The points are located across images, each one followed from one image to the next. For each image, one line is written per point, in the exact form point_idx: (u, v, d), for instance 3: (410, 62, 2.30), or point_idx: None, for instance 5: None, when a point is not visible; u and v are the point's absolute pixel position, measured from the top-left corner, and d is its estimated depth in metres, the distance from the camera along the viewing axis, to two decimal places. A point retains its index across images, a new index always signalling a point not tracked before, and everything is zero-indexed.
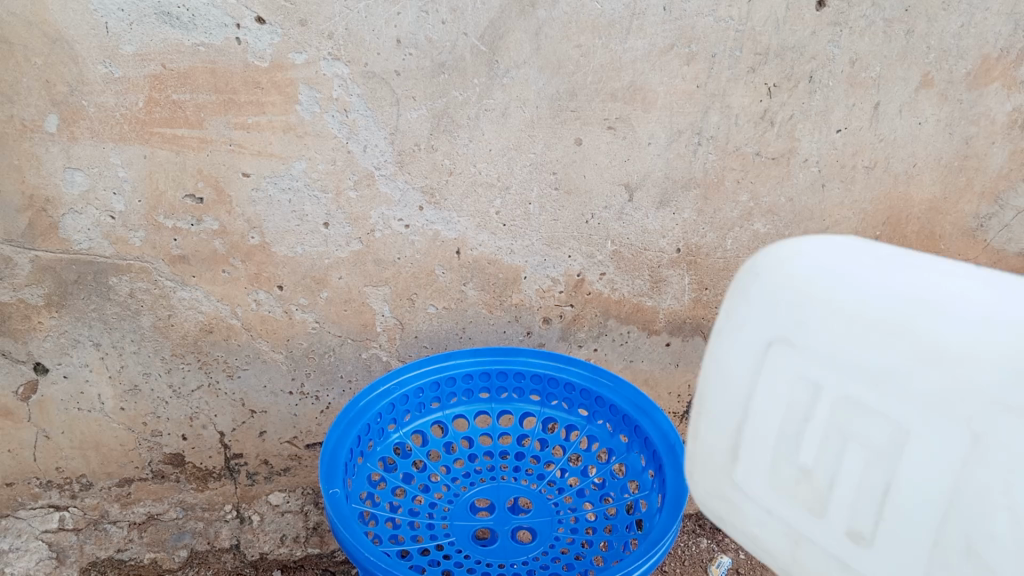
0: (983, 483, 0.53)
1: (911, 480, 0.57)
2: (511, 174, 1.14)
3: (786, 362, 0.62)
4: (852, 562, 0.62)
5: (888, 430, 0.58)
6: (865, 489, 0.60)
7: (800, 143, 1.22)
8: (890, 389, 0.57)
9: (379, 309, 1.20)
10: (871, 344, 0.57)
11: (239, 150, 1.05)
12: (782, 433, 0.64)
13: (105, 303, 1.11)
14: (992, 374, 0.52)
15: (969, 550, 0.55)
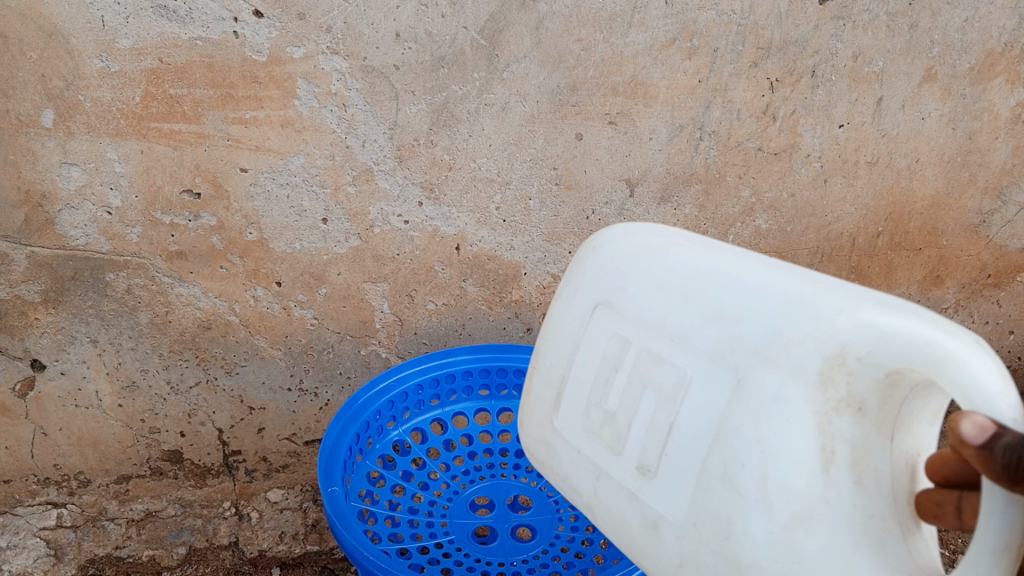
0: (740, 420, 0.59)
1: (684, 417, 0.64)
2: (512, 169, 1.13)
3: (619, 315, 0.71)
4: (638, 495, 0.68)
5: (677, 372, 0.65)
6: (649, 427, 0.67)
7: (803, 138, 1.21)
8: (687, 336, 0.64)
9: (379, 305, 1.19)
10: (684, 300, 0.66)
11: (237, 145, 1.04)
12: (593, 389, 0.73)
13: (102, 299, 1.10)
14: (771, 327, 0.59)
15: (716, 484, 0.61)
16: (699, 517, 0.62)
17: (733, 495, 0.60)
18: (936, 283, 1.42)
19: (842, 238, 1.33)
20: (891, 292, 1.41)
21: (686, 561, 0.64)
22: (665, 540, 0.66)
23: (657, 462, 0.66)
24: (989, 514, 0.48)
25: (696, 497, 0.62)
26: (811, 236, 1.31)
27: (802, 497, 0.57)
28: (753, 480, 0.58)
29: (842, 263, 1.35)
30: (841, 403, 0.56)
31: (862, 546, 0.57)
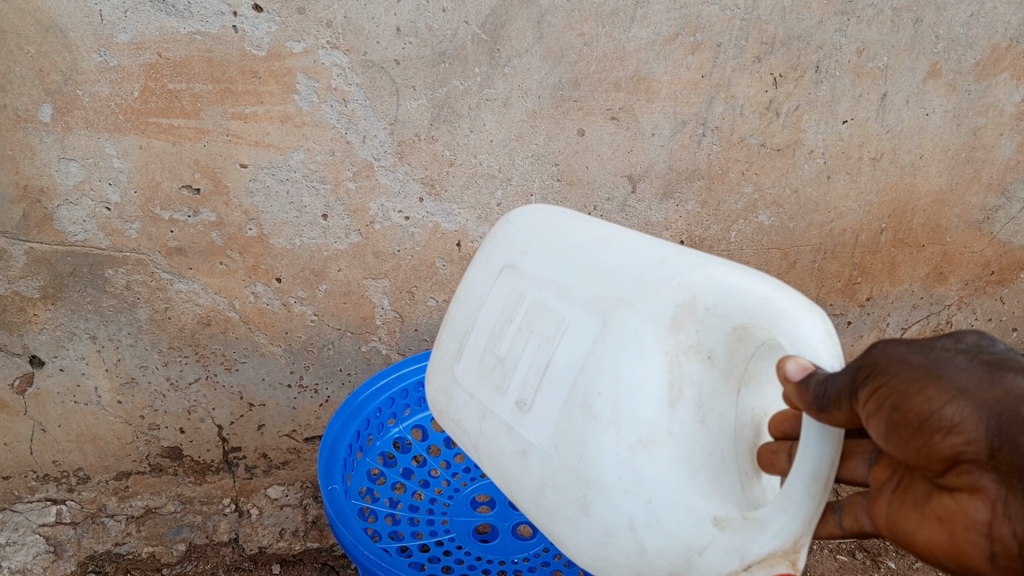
0: (601, 355, 0.67)
1: (558, 357, 0.70)
2: (513, 165, 1.12)
3: (518, 273, 0.78)
4: (513, 427, 0.74)
5: (558, 319, 0.72)
6: (531, 368, 0.73)
7: (806, 134, 1.20)
8: (573, 288, 0.72)
9: (379, 302, 1.19)
10: (575, 260, 0.74)
11: (237, 141, 1.03)
12: (485, 334, 0.79)
13: (101, 295, 1.10)
14: (640, 280, 0.68)
15: (576, 412, 0.67)
16: (559, 442, 0.69)
17: (587, 421, 0.66)
18: (939, 280, 1.41)
19: (845, 234, 1.32)
20: (894, 289, 1.40)
21: (546, 485, 0.70)
22: (534, 468, 0.71)
23: (532, 396, 0.72)
24: (804, 449, 0.56)
25: (558, 425, 0.69)
26: (814, 233, 1.30)
27: (649, 425, 0.65)
28: (607, 405, 0.65)
29: (845, 260, 1.35)
30: (689, 346, 0.65)
31: (697, 470, 0.66)
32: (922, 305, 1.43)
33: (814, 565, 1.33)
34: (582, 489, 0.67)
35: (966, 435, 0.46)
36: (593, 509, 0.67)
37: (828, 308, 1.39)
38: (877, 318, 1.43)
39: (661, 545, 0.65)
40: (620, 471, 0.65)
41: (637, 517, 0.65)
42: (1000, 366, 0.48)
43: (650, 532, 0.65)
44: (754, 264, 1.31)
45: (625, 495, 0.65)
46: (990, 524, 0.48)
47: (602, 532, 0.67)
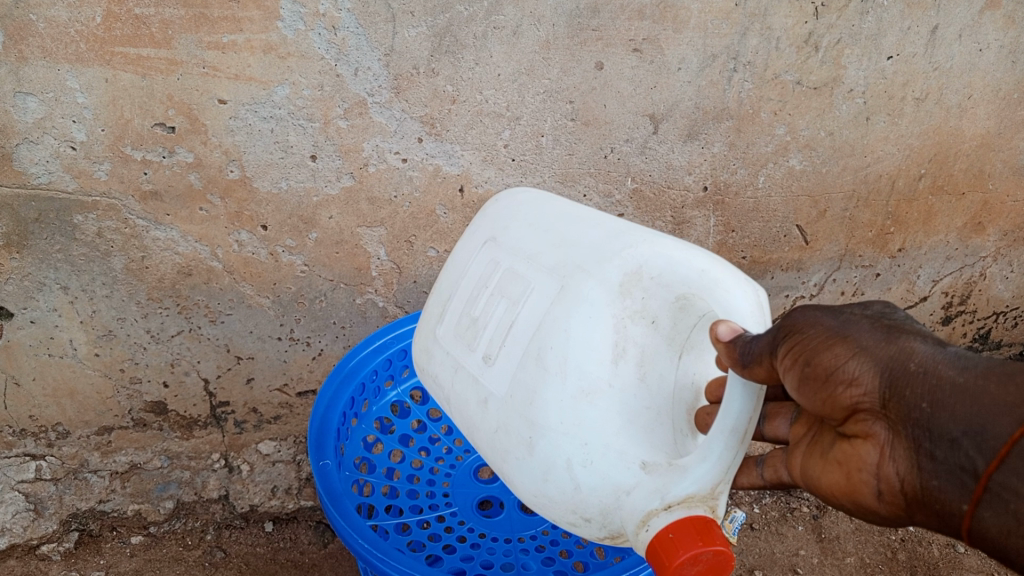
0: (555, 314, 0.70)
1: (520, 315, 0.74)
2: (523, 103, 1.01)
3: (492, 243, 0.82)
4: (478, 379, 0.76)
5: (523, 281, 0.75)
6: (495, 326, 0.76)
7: (846, 71, 1.08)
8: (539, 255, 0.76)
9: (375, 252, 1.10)
10: (545, 233, 0.78)
11: (214, 73, 0.91)
12: (460, 296, 0.82)
13: (70, 243, 1.00)
14: (600, 251, 0.73)
15: (530, 364, 0.71)
16: (513, 391, 0.72)
17: (538, 370, 0.70)
18: (977, 230, 1.32)
19: (881, 181, 1.21)
20: (928, 240, 1.30)
21: (501, 431, 0.73)
22: (492, 417, 0.74)
23: (495, 351, 0.75)
24: (731, 398, 0.62)
25: (514, 376, 0.72)
26: (848, 179, 1.19)
27: (592, 375, 0.68)
28: (557, 358, 0.69)
29: (879, 208, 1.24)
30: (636, 307, 0.70)
31: (634, 419, 0.68)
32: (956, 257, 1.34)
33: (828, 526, 1.30)
34: (531, 433, 0.70)
35: (863, 386, 0.55)
36: (539, 452, 0.70)
37: (856, 259, 1.29)
38: (908, 270, 1.33)
39: (593, 488, 0.68)
40: (565, 417, 0.68)
41: (574, 459, 0.68)
42: (896, 330, 0.56)
43: (586, 473, 0.68)
44: (781, 213, 1.20)
45: (567, 439, 0.68)
46: (879, 465, 0.56)
47: (548, 474, 0.70)
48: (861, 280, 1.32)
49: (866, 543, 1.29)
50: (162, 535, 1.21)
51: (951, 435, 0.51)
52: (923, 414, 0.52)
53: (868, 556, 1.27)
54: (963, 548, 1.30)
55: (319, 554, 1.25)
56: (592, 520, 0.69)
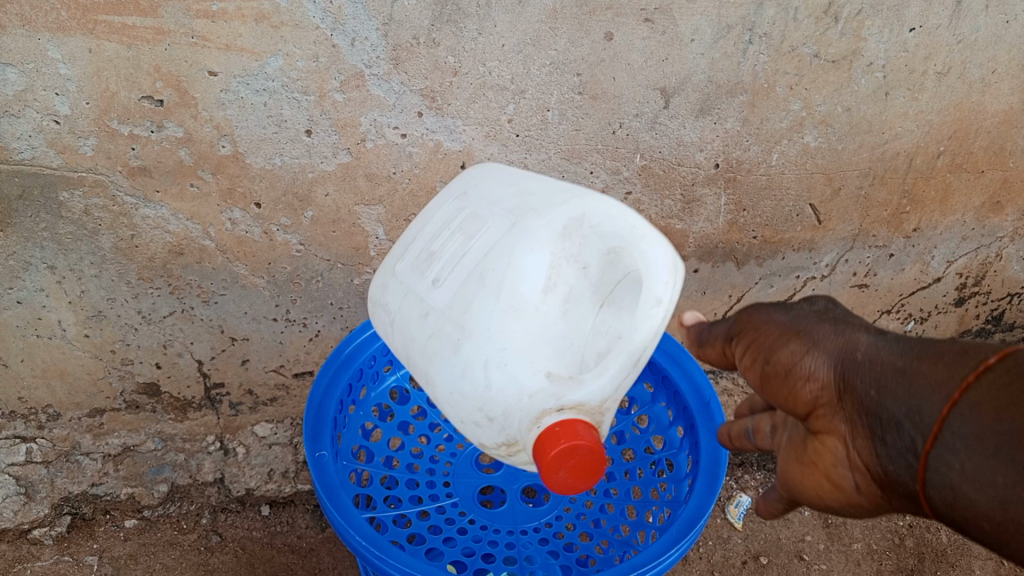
0: (507, 245, 0.73)
1: (472, 246, 0.76)
2: (528, 76, 0.96)
3: (465, 189, 0.82)
4: (422, 298, 0.77)
5: (483, 218, 0.77)
6: (450, 256, 0.77)
7: (867, 43, 1.03)
8: (506, 203, 0.77)
9: (373, 231, 1.06)
10: (516, 184, 0.79)
11: (203, 43, 0.86)
12: (421, 234, 0.83)
13: (57, 221, 0.96)
14: (558, 198, 0.74)
15: (472, 283, 0.74)
16: (454, 305, 0.74)
17: (478, 287, 0.73)
18: (994, 210, 1.28)
19: (898, 158, 1.16)
20: (944, 220, 1.26)
21: (433, 337, 0.75)
22: (429, 327, 0.76)
23: (444, 274, 0.76)
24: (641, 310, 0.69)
25: (457, 293, 0.74)
26: (864, 156, 1.15)
27: (524, 295, 0.71)
28: (501, 289, 0.72)
29: (895, 186, 1.19)
30: (576, 254, 0.73)
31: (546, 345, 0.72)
32: (972, 237, 1.30)
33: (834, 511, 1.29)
34: (457, 341, 0.74)
35: (819, 380, 0.58)
36: (460, 354, 0.73)
37: (870, 239, 1.25)
38: (922, 250, 1.30)
39: (504, 397, 0.73)
40: (493, 335, 0.72)
41: (487, 366, 0.72)
42: (843, 324, 0.60)
43: (508, 376, 0.72)
44: (794, 191, 1.16)
45: (491, 346, 0.72)
46: (845, 458, 0.57)
47: (463, 372, 0.74)
48: (873, 261, 1.28)
49: (873, 530, 1.27)
50: (157, 519, 1.18)
51: (895, 418, 0.53)
52: (871, 400, 0.55)
53: (875, 542, 1.26)
54: None
55: (316, 538, 1.21)
56: (495, 421, 0.74)
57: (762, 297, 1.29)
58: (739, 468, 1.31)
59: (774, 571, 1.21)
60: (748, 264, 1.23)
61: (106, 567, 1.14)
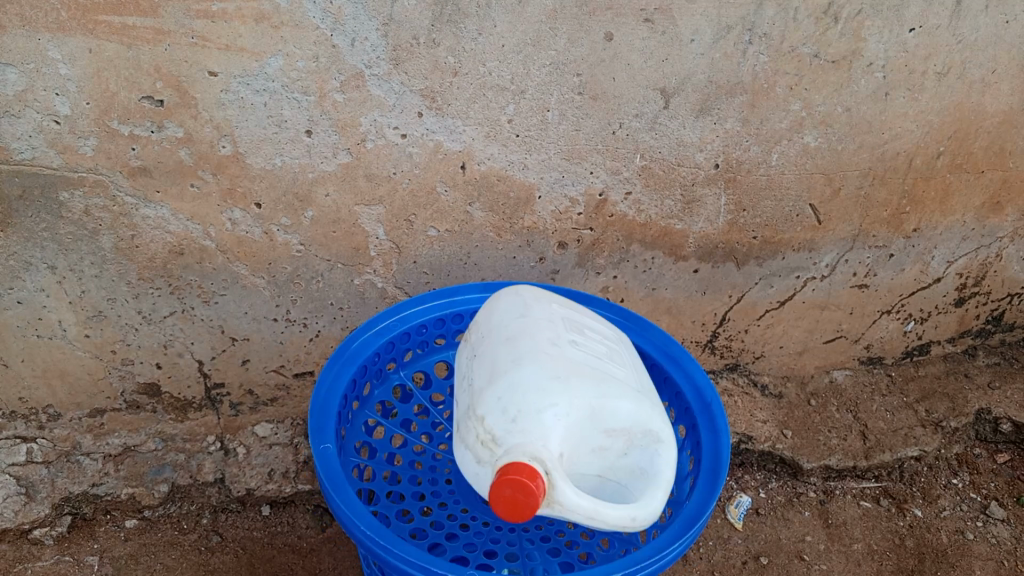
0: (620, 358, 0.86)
1: (554, 353, 0.80)
2: (528, 76, 0.96)
3: (526, 292, 0.91)
4: (536, 327, 0.84)
5: (551, 330, 0.84)
6: (591, 349, 0.85)
7: (867, 43, 1.03)
8: (567, 315, 0.89)
9: (373, 231, 1.06)
10: (569, 308, 0.92)
11: (203, 44, 0.86)
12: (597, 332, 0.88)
13: (57, 221, 0.96)
14: (610, 347, 0.88)
15: (597, 373, 0.80)
16: (510, 384, 0.77)
17: (603, 377, 0.80)
18: (994, 210, 1.28)
19: (898, 158, 1.16)
20: (944, 220, 1.26)
21: (498, 400, 0.76)
22: (523, 339, 0.82)
23: (578, 338, 0.85)
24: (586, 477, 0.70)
25: (588, 369, 0.80)
26: (864, 156, 1.15)
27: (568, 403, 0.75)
28: (621, 375, 0.82)
29: (895, 187, 1.19)
30: (643, 380, 0.85)
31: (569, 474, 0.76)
32: (972, 237, 1.30)
33: (835, 511, 1.29)
34: (550, 380, 0.76)
35: None
36: (573, 395, 0.75)
37: (870, 240, 1.25)
38: (923, 251, 1.29)
39: (634, 419, 0.77)
40: (643, 399, 0.80)
41: (608, 408, 0.77)
42: None
43: (654, 414, 0.79)
44: (794, 191, 1.16)
45: (620, 399, 0.78)
46: None
47: (547, 401, 0.74)
48: (874, 261, 1.28)
49: (873, 530, 1.27)
50: (157, 519, 1.17)
51: None
52: None
53: (875, 542, 1.25)
54: (972, 535, 1.28)
55: (317, 538, 1.19)
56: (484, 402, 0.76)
57: (764, 297, 1.28)
58: (740, 468, 1.32)
59: (774, 571, 1.21)
60: (748, 264, 1.23)
61: (106, 568, 1.12)
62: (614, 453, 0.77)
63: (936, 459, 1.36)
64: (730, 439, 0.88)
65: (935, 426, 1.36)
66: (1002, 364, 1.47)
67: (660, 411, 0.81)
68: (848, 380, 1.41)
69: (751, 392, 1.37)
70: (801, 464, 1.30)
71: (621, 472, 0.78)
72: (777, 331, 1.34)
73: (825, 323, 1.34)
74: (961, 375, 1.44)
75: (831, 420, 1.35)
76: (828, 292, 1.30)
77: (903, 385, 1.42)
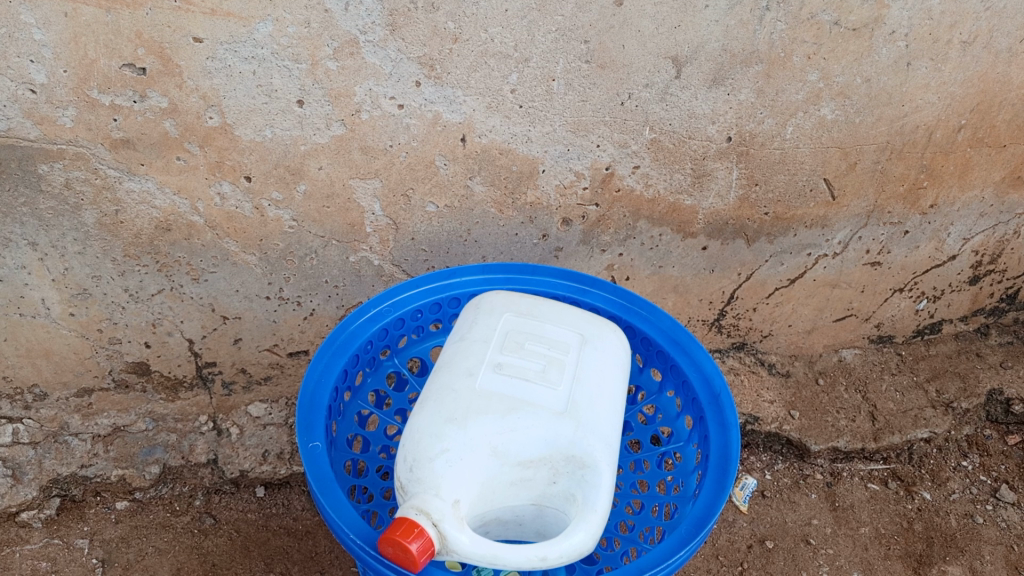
0: (607, 393, 0.79)
1: (531, 387, 0.76)
2: (532, 43, 0.91)
3: (483, 309, 0.86)
4: (525, 349, 0.80)
5: (476, 355, 0.80)
6: (583, 380, 0.78)
7: (890, 10, 0.97)
8: (512, 328, 0.83)
9: (369, 207, 1.01)
10: (525, 315, 0.85)
11: (187, 8, 0.81)
12: (596, 358, 0.81)
13: (36, 196, 0.91)
14: (551, 353, 0.80)
15: (501, 396, 0.75)
16: (468, 405, 0.74)
17: (506, 400, 0.75)
18: (1014, 185, 1.23)
19: (918, 132, 1.11)
20: (962, 196, 1.22)
21: (450, 417, 0.73)
22: (507, 358, 0.79)
23: (572, 372, 0.79)
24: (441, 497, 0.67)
25: (489, 393, 0.75)
26: (883, 129, 1.09)
27: (507, 437, 0.72)
28: (540, 391, 0.76)
29: (914, 161, 1.15)
30: (581, 392, 0.77)
31: (495, 508, 0.71)
32: (990, 214, 1.26)
33: (842, 494, 1.26)
34: (443, 423, 0.73)
35: None
36: (464, 433, 0.71)
37: (885, 216, 1.21)
38: (938, 228, 1.25)
39: (547, 445, 0.72)
40: (544, 416, 0.74)
41: (497, 437, 0.72)
42: None
43: (552, 432, 0.73)
44: (808, 166, 1.11)
45: (507, 420, 0.73)
46: None
47: (437, 446, 0.71)
48: (887, 238, 1.24)
49: (881, 514, 1.25)
50: (149, 501, 1.14)
51: None
52: None
53: (882, 526, 1.23)
54: (981, 519, 1.25)
55: (314, 520, 1.16)
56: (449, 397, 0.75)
57: (773, 274, 1.24)
58: (745, 449, 1.29)
59: (780, 556, 1.18)
60: (759, 242, 1.19)
61: (97, 550, 1.09)
62: (543, 483, 0.72)
63: (945, 441, 1.33)
64: (739, 433, 0.83)
65: (945, 407, 1.33)
66: (1015, 343, 1.44)
67: (599, 432, 0.74)
68: (857, 359, 1.37)
69: (758, 370, 1.33)
70: (808, 446, 1.27)
71: (557, 498, 0.72)
72: (786, 310, 1.30)
73: (835, 301, 1.31)
74: (973, 355, 1.40)
75: (840, 400, 1.32)
76: (839, 270, 1.26)
77: (913, 364, 1.39)
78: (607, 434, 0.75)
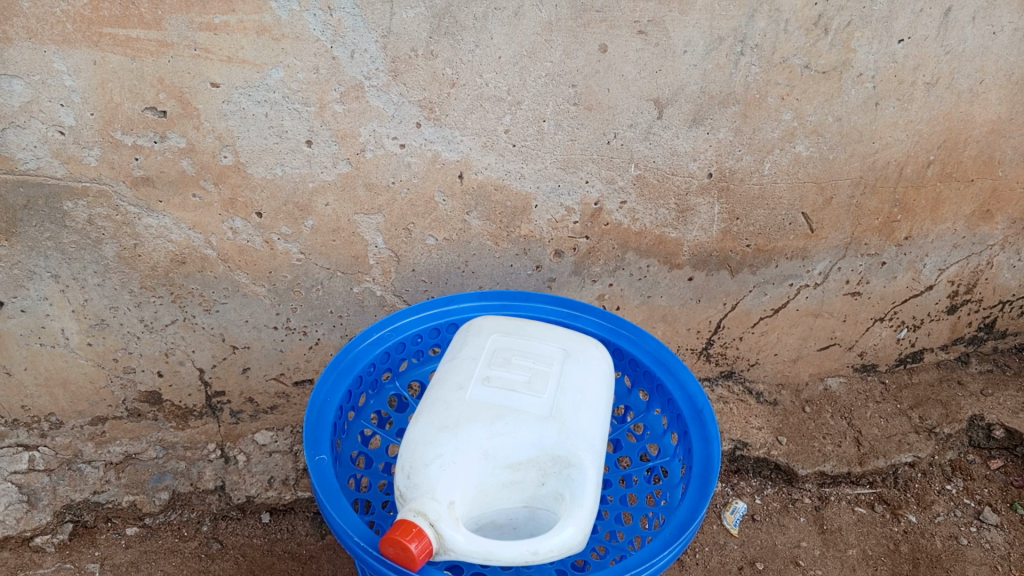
0: (590, 401, 0.84)
1: (518, 396, 0.81)
2: (524, 87, 0.98)
3: (474, 331, 0.92)
4: (510, 363, 0.86)
5: (467, 370, 0.85)
6: (566, 388, 0.84)
7: (856, 54, 1.05)
8: (501, 346, 0.88)
9: (372, 240, 1.07)
10: (513, 335, 0.90)
11: (206, 55, 0.88)
12: (578, 369, 0.87)
13: (61, 231, 0.98)
14: (537, 367, 0.86)
15: (490, 405, 0.80)
16: (460, 415, 0.79)
17: (495, 408, 0.80)
18: (984, 218, 1.30)
19: (889, 167, 1.18)
20: (935, 228, 1.28)
21: (443, 425, 0.78)
22: (494, 371, 0.84)
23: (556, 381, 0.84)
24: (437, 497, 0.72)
25: (480, 403, 0.80)
26: (855, 165, 1.16)
27: (496, 440, 0.77)
28: (527, 399, 0.81)
29: (886, 195, 1.21)
30: (565, 398, 0.82)
31: (490, 511, 0.76)
32: (963, 245, 1.32)
33: (830, 518, 1.30)
34: (438, 432, 0.78)
35: None
36: (458, 439, 0.76)
37: (862, 248, 1.27)
38: (914, 259, 1.31)
39: (535, 448, 0.77)
40: (531, 421, 0.79)
41: (489, 442, 0.77)
42: None
43: (539, 435, 0.78)
44: (786, 200, 1.18)
45: (496, 426, 0.78)
46: None
47: (433, 452, 0.75)
48: (866, 269, 1.30)
49: (868, 536, 1.28)
50: (158, 526, 1.18)
51: None
52: None
53: (870, 548, 1.26)
54: (966, 540, 1.28)
55: (317, 545, 1.20)
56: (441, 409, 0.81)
57: (757, 304, 1.30)
58: (736, 475, 1.34)
59: None
60: (742, 272, 1.25)
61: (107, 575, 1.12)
62: (532, 485, 0.76)
63: (930, 465, 1.37)
64: (720, 447, 0.88)
65: (929, 432, 1.38)
66: (995, 371, 1.49)
67: (583, 434, 0.79)
68: (842, 387, 1.43)
69: (746, 399, 1.38)
70: (796, 470, 1.31)
71: (547, 499, 0.76)
72: (771, 339, 1.35)
73: (819, 330, 1.36)
74: (955, 382, 1.46)
75: (826, 426, 1.36)
76: (821, 300, 1.32)
77: (896, 392, 1.44)
78: (591, 437, 0.80)
